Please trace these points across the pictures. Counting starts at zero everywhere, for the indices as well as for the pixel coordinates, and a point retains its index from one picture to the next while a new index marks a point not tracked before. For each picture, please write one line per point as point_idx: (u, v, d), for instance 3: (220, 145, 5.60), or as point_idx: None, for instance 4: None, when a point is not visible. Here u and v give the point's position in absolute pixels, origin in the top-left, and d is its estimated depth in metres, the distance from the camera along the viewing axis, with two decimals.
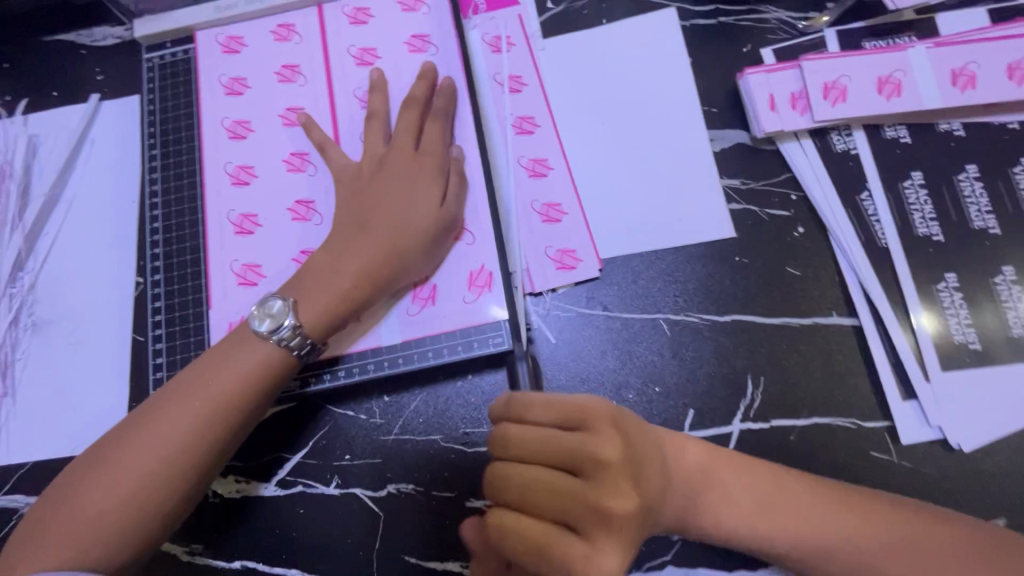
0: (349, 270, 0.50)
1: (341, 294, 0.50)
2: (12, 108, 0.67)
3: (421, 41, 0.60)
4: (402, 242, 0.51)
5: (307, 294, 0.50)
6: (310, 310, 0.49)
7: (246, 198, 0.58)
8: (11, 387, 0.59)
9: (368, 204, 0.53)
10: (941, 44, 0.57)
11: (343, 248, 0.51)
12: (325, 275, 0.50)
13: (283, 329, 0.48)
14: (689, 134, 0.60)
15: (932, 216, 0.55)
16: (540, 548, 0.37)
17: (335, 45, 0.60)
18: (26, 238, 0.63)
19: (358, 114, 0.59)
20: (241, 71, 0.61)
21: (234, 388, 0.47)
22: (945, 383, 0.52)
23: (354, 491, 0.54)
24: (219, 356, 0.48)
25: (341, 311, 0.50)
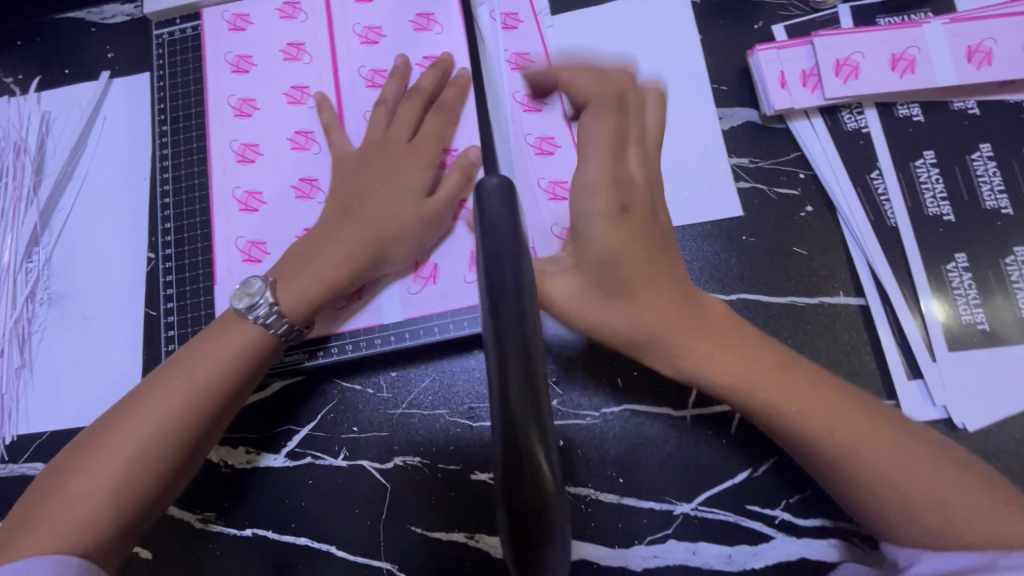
0: (332, 249, 0.51)
1: (326, 280, 0.50)
2: (25, 84, 0.67)
3: (426, 19, 0.60)
4: (386, 230, 0.51)
5: (287, 278, 0.50)
6: (288, 291, 0.50)
7: (251, 176, 0.58)
8: (29, 359, 0.61)
9: (356, 188, 0.53)
10: (956, 20, 0.56)
11: (331, 234, 0.51)
12: (306, 258, 0.51)
13: (260, 308, 0.49)
14: (698, 111, 0.59)
15: (943, 196, 0.55)
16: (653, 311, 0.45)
17: (341, 22, 0.61)
18: (41, 213, 0.64)
19: (362, 92, 0.59)
20: (249, 50, 0.61)
21: (219, 365, 0.47)
22: (952, 363, 0.52)
23: (361, 462, 0.55)
24: (203, 339, 0.49)
25: (324, 297, 0.50)
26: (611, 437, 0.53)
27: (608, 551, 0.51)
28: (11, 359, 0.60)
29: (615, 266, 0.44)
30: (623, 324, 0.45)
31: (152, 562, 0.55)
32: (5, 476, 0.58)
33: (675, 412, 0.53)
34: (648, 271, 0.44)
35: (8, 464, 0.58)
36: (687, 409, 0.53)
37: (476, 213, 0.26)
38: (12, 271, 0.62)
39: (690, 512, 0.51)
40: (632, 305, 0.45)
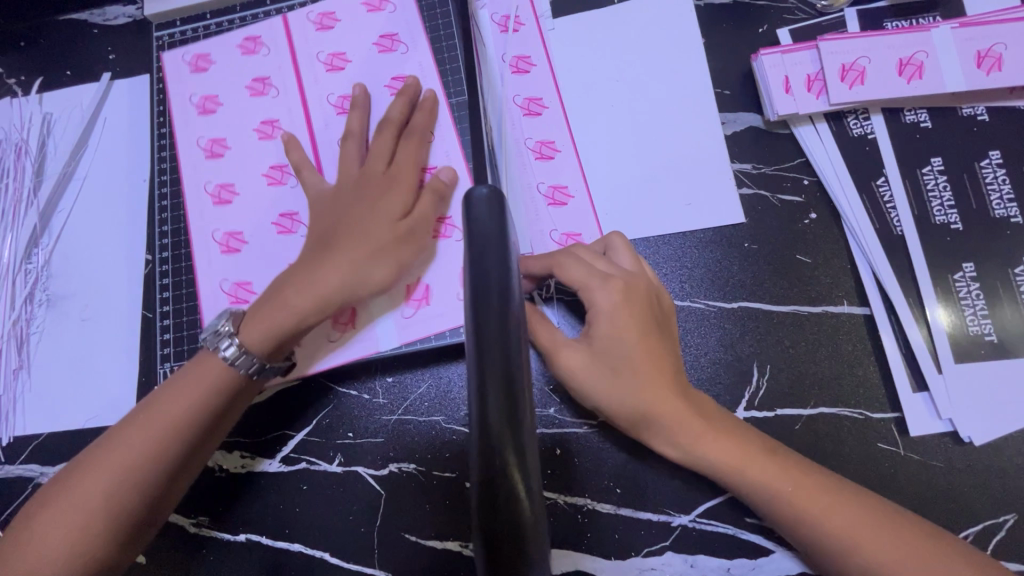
0: (298, 287, 0.48)
1: (291, 314, 0.48)
2: (27, 86, 0.67)
3: (390, 40, 0.59)
4: (357, 258, 0.49)
5: (250, 318, 0.48)
6: (251, 330, 0.48)
7: (229, 217, 0.58)
8: (27, 361, 0.61)
9: (331, 220, 0.51)
10: (966, 24, 0.55)
11: (303, 266, 0.49)
12: (274, 293, 0.49)
13: (223, 344, 0.48)
14: (702, 115, 0.58)
15: (951, 204, 0.54)
16: (662, 383, 0.46)
17: (303, 53, 0.60)
18: (41, 215, 0.64)
19: (331, 121, 0.59)
20: (212, 89, 0.61)
21: (185, 403, 0.46)
22: (958, 375, 0.51)
23: (356, 468, 0.54)
24: (171, 381, 0.47)
25: (288, 327, 0.48)
26: (609, 446, 0.52)
27: (605, 562, 0.50)
28: (9, 361, 0.61)
29: (623, 344, 0.46)
30: (626, 407, 0.46)
31: (146, 567, 0.54)
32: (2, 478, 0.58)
33: None
34: (658, 354, 0.47)
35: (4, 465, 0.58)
36: None
37: (463, 218, 0.26)
38: (11, 273, 0.62)
39: (688, 524, 0.50)
40: (643, 383, 0.46)
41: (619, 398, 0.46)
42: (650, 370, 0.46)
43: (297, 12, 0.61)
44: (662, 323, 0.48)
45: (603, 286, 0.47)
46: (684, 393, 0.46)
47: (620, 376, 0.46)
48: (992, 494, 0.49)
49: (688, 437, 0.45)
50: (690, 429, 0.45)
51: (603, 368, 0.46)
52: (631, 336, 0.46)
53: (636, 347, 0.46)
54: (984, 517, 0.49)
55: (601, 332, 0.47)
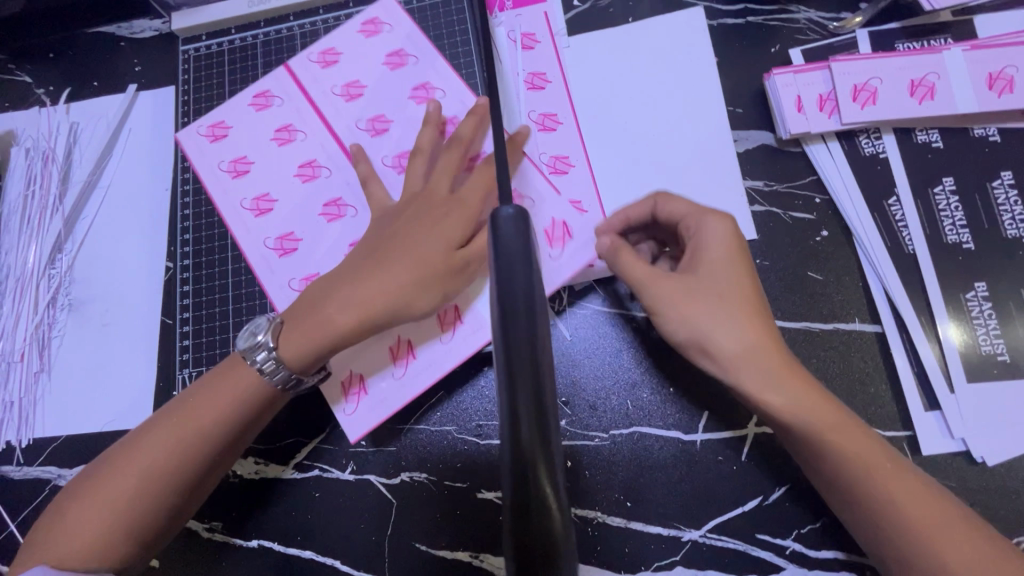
0: (342, 306, 0.49)
1: (330, 331, 0.49)
2: (55, 96, 0.69)
3: (399, 56, 0.60)
4: (399, 282, 0.49)
5: (285, 335, 0.49)
6: (289, 343, 0.49)
7: (300, 262, 0.57)
8: (48, 364, 0.62)
9: (375, 240, 0.52)
10: (977, 47, 0.56)
11: (348, 279, 0.50)
12: (316, 306, 0.50)
13: (261, 353, 0.48)
14: (714, 132, 0.59)
15: (962, 223, 0.54)
16: (764, 315, 0.47)
17: (318, 91, 0.60)
18: (66, 221, 0.66)
19: (369, 142, 0.59)
20: (239, 152, 0.60)
21: (218, 412, 0.47)
22: (971, 395, 0.51)
23: (368, 476, 0.55)
24: (213, 381, 0.49)
25: (328, 340, 0.49)
26: (620, 459, 0.52)
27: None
28: (31, 364, 0.62)
29: (726, 273, 0.48)
30: (735, 342, 0.46)
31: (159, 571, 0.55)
32: (20, 479, 0.59)
33: (686, 436, 0.52)
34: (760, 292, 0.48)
35: (22, 467, 0.59)
36: (698, 434, 0.52)
37: (491, 241, 0.26)
38: (35, 278, 0.64)
39: (698, 539, 0.51)
40: (750, 309, 0.47)
41: (730, 334, 0.46)
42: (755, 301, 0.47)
43: (299, 58, 0.62)
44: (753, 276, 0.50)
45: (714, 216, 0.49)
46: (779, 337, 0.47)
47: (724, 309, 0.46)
48: (1005, 513, 0.49)
49: (793, 375, 0.45)
50: (794, 366, 0.46)
51: (712, 293, 0.47)
52: (736, 268, 0.48)
53: (742, 278, 0.48)
54: None
55: (710, 256, 0.48)
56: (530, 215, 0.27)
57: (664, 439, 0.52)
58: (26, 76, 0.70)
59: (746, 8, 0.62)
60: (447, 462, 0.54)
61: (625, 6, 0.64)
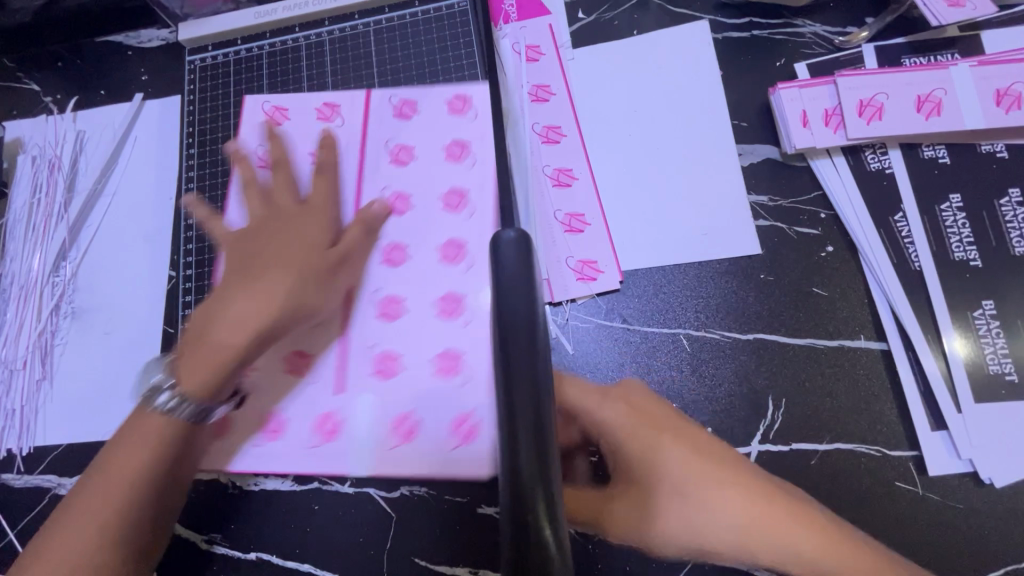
0: (229, 329, 0.48)
1: (226, 352, 0.47)
2: (62, 104, 0.70)
3: (460, 149, 0.60)
4: (281, 285, 0.50)
5: (186, 372, 0.47)
6: (187, 377, 0.47)
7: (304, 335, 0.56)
8: (50, 372, 0.62)
9: (250, 253, 0.52)
10: (984, 63, 0.55)
11: (228, 304, 0.49)
12: (206, 337, 0.48)
13: (158, 398, 0.46)
14: (719, 146, 0.59)
15: (970, 240, 0.53)
16: (716, 488, 0.43)
17: (377, 133, 0.61)
18: (70, 229, 0.66)
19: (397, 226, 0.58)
20: (278, 147, 0.62)
21: (232, 347, 0.48)
22: (978, 416, 0.50)
23: (367, 489, 0.54)
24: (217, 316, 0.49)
25: (226, 363, 0.47)
26: None
27: None
28: (32, 371, 0.62)
29: (664, 468, 0.44)
30: (730, 534, 0.43)
31: None
32: (19, 487, 0.59)
33: None
34: (697, 457, 0.44)
35: (22, 475, 0.59)
36: None
37: (492, 266, 0.26)
38: (39, 286, 0.64)
39: None
40: (701, 501, 0.44)
41: (709, 522, 0.43)
42: (700, 484, 0.43)
43: (381, 92, 0.62)
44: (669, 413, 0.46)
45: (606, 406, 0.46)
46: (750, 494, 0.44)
47: (698, 492, 0.44)
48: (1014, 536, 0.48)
49: (773, 551, 0.43)
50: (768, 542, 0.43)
51: (676, 511, 0.44)
52: (664, 459, 0.44)
53: (681, 468, 0.44)
54: (1004, 561, 0.48)
55: (636, 461, 0.44)
56: (532, 237, 0.27)
57: None
58: (34, 84, 0.71)
59: (752, 21, 0.62)
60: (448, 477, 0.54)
61: (631, 19, 0.64)
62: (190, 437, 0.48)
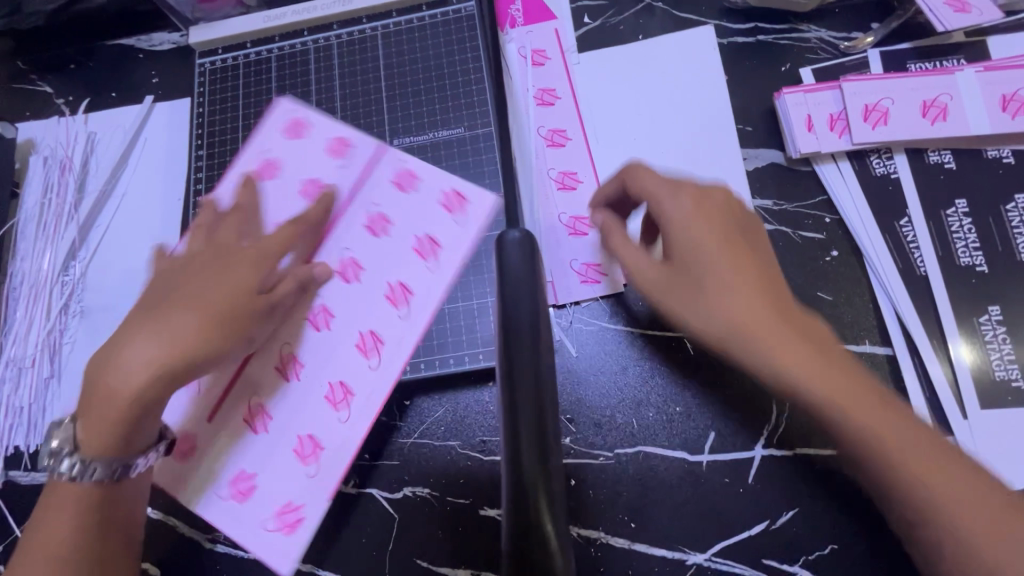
0: (123, 376, 0.43)
1: (117, 403, 0.43)
2: (74, 106, 0.71)
3: (431, 246, 0.52)
4: (187, 327, 0.45)
5: (84, 423, 0.44)
6: (86, 432, 0.44)
7: (257, 386, 0.50)
8: (58, 370, 0.62)
9: (169, 291, 0.48)
10: (991, 69, 0.55)
11: (126, 345, 0.45)
12: (99, 381, 0.44)
13: (60, 464, 0.44)
14: (724, 150, 0.59)
15: (976, 246, 0.53)
16: (813, 351, 0.40)
17: (365, 190, 0.54)
18: (80, 229, 0.67)
19: (334, 294, 0.52)
20: (279, 155, 0.57)
21: (151, 362, 0.44)
22: (985, 422, 0.50)
23: (370, 490, 0.55)
24: (146, 323, 0.45)
25: (117, 420, 0.43)
26: (624, 478, 0.52)
27: None
28: (40, 369, 0.62)
29: (709, 236, 0.44)
30: (858, 425, 0.38)
31: None
32: (26, 484, 0.59)
33: (692, 457, 0.52)
34: (787, 313, 0.41)
35: (30, 472, 0.60)
36: (704, 455, 0.52)
37: (497, 265, 0.27)
38: (48, 285, 0.65)
39: (702, 563, 0.50)
40: (800, 359, 0.39)
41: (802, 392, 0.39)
42: (799, 349, 0.40)
43: (394, 155, 0.55)
44: (761, 270, 0.43)
45: (673, 198, 0.45)
46: (850, 373, 0.40)
47: (804, 365, 0.39)
48: None
49: (877, 446, 0.38)
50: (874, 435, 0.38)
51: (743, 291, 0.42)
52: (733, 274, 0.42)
53: (747, 255, 0.43)
54: None
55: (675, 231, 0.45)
56: (536, 240, 0.28)
57: (669, 459, 0.52)
58: (47, 86, 0.72)
59: (757, 27, 0.62)
60: (451, 478, 0.54)
61: (637, 24, 0.64)
62: (118, 494, 0.46)
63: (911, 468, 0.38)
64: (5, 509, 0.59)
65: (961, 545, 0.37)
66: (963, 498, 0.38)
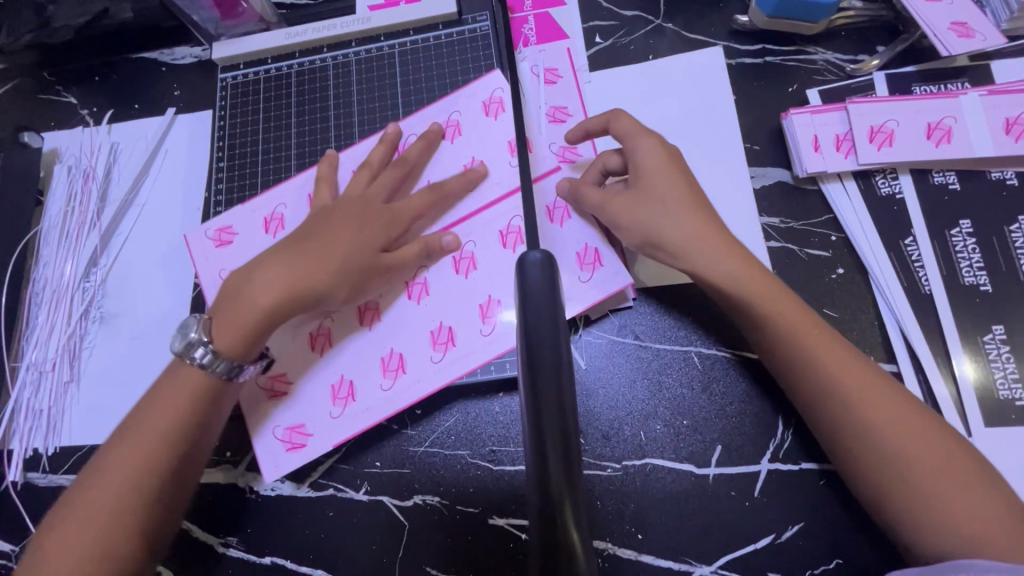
0: (264, 291, 0.51)
1: (254, 310, 0.51)
2: (98, 117, 0.73)
3: None
4: (323, 263, 0.52)
5: (219, 323, 0.51)
6: (220, 332, 0.50)
7: (387, 332, 0.56)
8: (78, 375, 0.64)
9: (307, 227, 0.55)
10: (994, 92, 0.57)
11: (272, 263, 0.53)
12: (241, 292, 0.52)
13: (195, 352, 0.50)
14: (732, 168, 0.60)
15: (980, 265, 0.54)
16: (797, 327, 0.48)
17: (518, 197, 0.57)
18: (102, 237, 0.69)
19: (451, 279, 0.56)
20: (463, 118, 0.60)
21: (283, 289, 0.51)
22: (989, 439, 0.50)
23: (381, 497, 0.56)
24: (277, 260, 0.53)
25: (252, 324, 0.50)
26: (632, 489, 0.53)
27: None
28: (60, 374, 0.63)
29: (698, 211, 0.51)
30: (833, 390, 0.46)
31: None
32: (43, 487, 0.60)
33: (699, 470, 0.53)
34: (772, 288, 0.49)
35: (47, 475, 0.61)
36: (710, 468, 0.53)
37: (518, 285, 0.29)
38: (69, 291, 0.66)
39: None
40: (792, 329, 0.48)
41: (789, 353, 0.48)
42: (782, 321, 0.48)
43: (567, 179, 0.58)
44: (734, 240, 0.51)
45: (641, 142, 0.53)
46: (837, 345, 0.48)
47: (797, 337, 0.47)
48: None
49: (857, 415, 0.45)
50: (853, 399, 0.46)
51: (725, 246, 0.50)
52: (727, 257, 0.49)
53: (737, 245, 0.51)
54: None
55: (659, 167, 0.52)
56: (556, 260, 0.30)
57: (676, 472, 0.52)
58: (72, 97, 0.74)
59: (764, 48, 0.64)
60: (460, 488, 0.55)
61: (646, 45, 0.66)
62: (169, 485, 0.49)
63: (884, 431, 0.45)
64: (21, 511, 0.60)
65: (917, 497, 0.43)
66: (920, 460, 0.44)
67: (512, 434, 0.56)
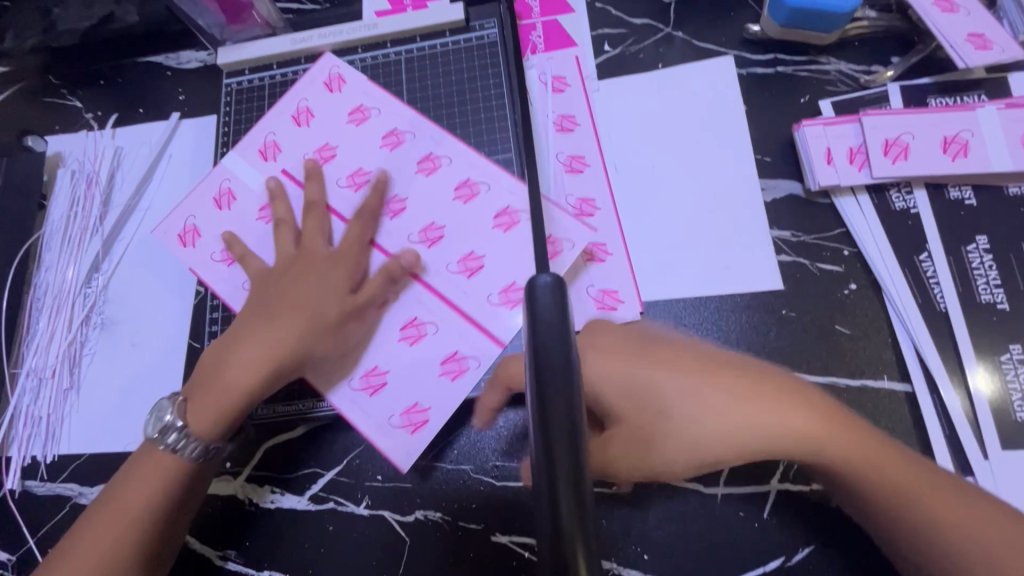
0: (238, 369, 0.51)
1: (232, 393, 0.51)
2: (103, 121, 0.73)
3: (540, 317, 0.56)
4: (293, 328, 0.52)
5: (195, 406, 0.50)
6: (195, 414, 0.50)
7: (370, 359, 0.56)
8: (78, 382, 0.63)
9: (275, 290, 0.55)
10: (1012, 106, 0.56)
11: (241, 340, 0.52)
12: (215, 370, 0.52)
13: (169, 437, 0.49)
14: (742, 180, 0.59)
15: (997, 283, 0.53)
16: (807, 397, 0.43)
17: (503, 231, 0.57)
18: (104, 242, 0.68)
19: (420, 316, 0.57)
20: (445, 153, 0.60)
21: (260, 360, 0.51)
22: (1005, 462, 0.49)
23: (382, 512, 0.55)
24: (246, 333, 0.52)
25: (227, 405, 0.50)
26: (637, 508, 0.51)
27: None
28: (60, 381, 0.63)
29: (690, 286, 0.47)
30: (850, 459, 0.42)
31: None
32: (41, 495, 0.59)
33: (706, 489, 0.51)
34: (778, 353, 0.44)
35: (45, 483, 0.60)
36: (719, 487, 0.51)
37: (529, 309, 0.28)
38: (70, 297, 0.66)
39: None
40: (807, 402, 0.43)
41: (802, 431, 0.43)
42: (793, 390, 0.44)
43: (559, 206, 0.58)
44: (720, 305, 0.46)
45: None
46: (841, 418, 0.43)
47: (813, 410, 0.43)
48: None
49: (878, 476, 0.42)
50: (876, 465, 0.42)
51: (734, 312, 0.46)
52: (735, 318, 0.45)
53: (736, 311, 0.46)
54: None
55: None
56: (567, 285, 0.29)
57: (684, 490, 0.51)
58: (77, 101, 0.74)
59: (776, 58, 0.63)
60: (463, 503, 0.54)
61: (656, 53, 0.65)
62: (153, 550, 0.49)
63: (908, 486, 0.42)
64: (18, 518, 0.59)
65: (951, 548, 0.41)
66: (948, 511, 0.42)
67: (516, 449, 0.55)
